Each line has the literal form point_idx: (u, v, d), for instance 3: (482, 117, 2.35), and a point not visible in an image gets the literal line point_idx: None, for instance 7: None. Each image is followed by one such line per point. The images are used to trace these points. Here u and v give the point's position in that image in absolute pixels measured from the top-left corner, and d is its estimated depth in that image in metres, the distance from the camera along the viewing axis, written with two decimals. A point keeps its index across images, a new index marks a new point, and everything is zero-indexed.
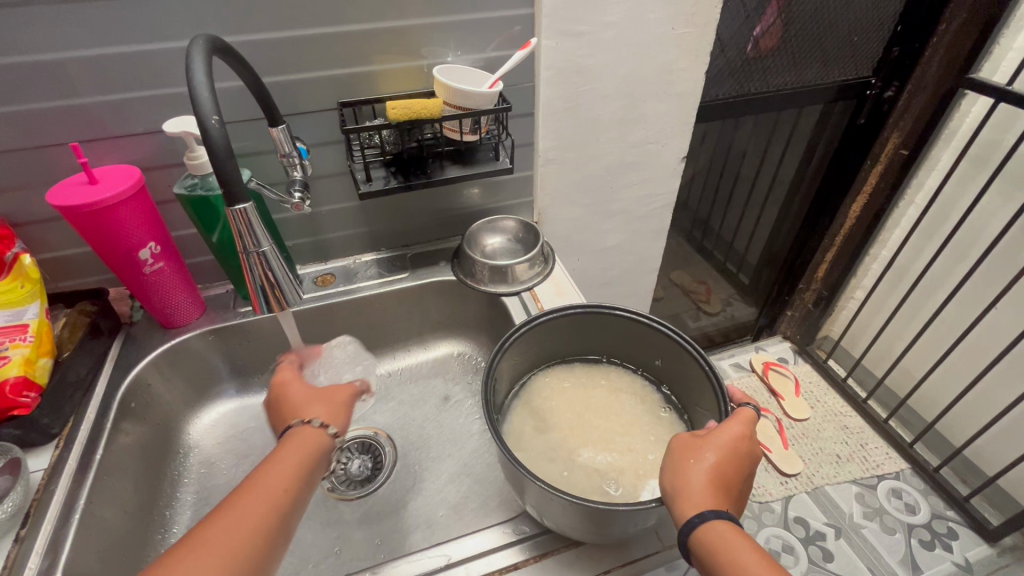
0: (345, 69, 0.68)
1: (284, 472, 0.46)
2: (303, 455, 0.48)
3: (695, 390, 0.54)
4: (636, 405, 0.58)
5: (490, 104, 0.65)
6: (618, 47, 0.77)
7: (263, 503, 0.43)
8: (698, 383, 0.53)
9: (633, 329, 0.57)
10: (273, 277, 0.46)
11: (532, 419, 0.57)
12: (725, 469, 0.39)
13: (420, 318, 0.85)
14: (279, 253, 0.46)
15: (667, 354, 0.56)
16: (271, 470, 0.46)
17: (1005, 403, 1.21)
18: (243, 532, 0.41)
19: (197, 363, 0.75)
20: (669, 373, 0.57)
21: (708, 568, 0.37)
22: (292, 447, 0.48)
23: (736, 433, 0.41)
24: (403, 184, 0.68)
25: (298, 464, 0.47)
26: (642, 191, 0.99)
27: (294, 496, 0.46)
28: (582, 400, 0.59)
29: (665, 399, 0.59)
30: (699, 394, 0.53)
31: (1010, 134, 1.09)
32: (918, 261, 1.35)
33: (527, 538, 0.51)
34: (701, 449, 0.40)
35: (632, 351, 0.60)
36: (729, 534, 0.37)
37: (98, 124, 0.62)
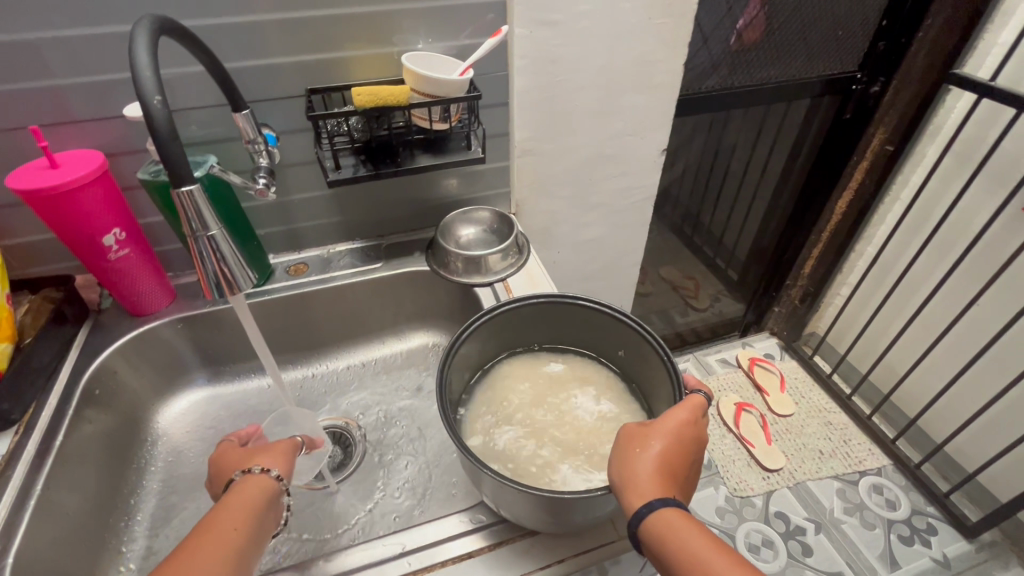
0: (314, 55, 0.67)
1: (233, 517, 0.46)
2: (254, 498, 0.49)
3: (655, 380, 0.53)
4: (599, 394, 0.58)
5: (460, 92, 0.64)
6: (593, 37, 0.77)
7: (219, 547, 0.44)
8: (657, 372, 0.52)
9: (596, 318, 0.57)
10: (227, 266, 0.45)
11: (493, 408, 0.57)
12: (672, 456, 0.39)
13: (395, 309, 0.85)
14: (230, 237, 0.44)
15: (629, 344, 0.56)
16: (221, 515, 0.46)
17: (986, 399, 1.21)
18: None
19: (167, 351, 0.74)
20: (632, 363, 0.57)
21: (659, 556, 0.37)
22: (239, 495, 0.48)
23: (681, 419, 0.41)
24: (372, 173, 0.68)
25: (248, 508, 0.48)
26: (622, 183, 0.99)
27: (249, 541, 0.46)
28: (544, 390, 0.59)
29: (629, 389, 0.58)
30: (659, 385, 0.52)
31: (993, 130, 1.09)
32: (903, 258, 1.35)
33: (483, 527, 0.50)
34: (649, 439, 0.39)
35: (596, 340, 0.60)
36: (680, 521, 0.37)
37: (60, 107, 0.61)
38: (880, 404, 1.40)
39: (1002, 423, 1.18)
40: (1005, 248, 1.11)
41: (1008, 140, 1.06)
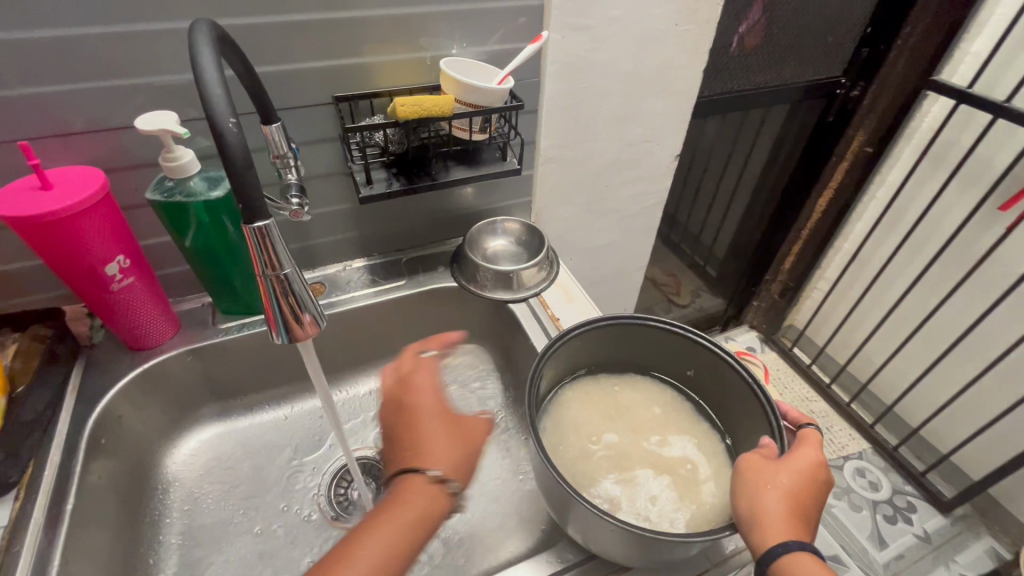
0: (341, 60, 0.62)
1: (401, 529, 0.42)
2: (424, 510, 0.44)
3: (733, 401, 0.52)
4: (668, 418, 0.56)
5: (500, 101, 0.61)
6: (622, 42, 0.74)
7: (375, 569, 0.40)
8: (738, 395, 0.51)
9: (666, 339, 0.55)
10: (301, 308, 0.40)
11: (565, 438, 0.54)
12: (802, 495, 0.38)
13: (418, 328, 0.80)
14: (302, 275, 0.40)
15: (702, 364, 0.54)
16: (391, 522, 0.42)
17: (959, 384, 1.30)
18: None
19: (176, 386, 0.67)
20: (702, 383, 0.56)
21: None
22: (410, 499, 0.44)
23: (811, 460, 0.40)
24: (408, 187, 0.63)
25: (417, 521, 0.43)
26: (635, 189, 0.98)
27: (410, 556, 0.42)
28: (612, 416, 0.56)
29: (696, 409, 0.57)
30: (739, 408, 0.51)
31: (967, 134, 1.17)
32: (879, 253, 1.42)
33: (573, 566, 0.48)
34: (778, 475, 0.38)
35: (660, 360, 0.58)
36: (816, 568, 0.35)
37: (51, 117, 0.53)
38: (860, 393, 1.48)
39: (976, 405, 1.28)
40: (978, 244, 1.19)
41: (981, 144, 1.13)
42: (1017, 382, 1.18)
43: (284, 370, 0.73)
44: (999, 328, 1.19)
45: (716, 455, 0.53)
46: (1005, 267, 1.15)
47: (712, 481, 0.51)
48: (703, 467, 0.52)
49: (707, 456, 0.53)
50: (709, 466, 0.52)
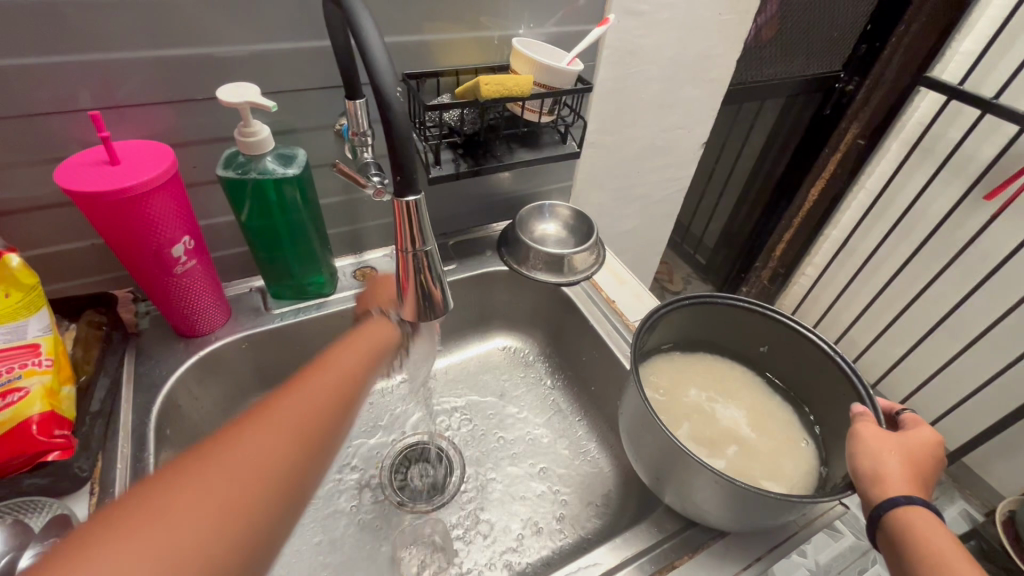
0: (410, 36, 0.60)
1: (364, 346, 0.49)
2: (378, 343, 0.51)
3: (813, 377, 0.54)
4: (744, 393, 0.58)
5: (570, 83, 0.61)
6: (671, 30, 0.76)
7: (313, 411, 0.40)
8: (820, 368, 0.53)
9: (744, 317, 0.56)
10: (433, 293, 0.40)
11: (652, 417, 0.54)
12: (918, 462, 0.40)
13: (463, 313, 0.79)
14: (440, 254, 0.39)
15: (780, 341, 0.56)
16: (354, 341, 0.49)
17: (939, 362, 1.40)
18: (217, 538, 0.31)
19: (231, 373, 0.64)
20: (777, 359, 0.57)
21: (899, 546, 0.38)
22: (369, 331, 0.52)
23: (926, 437, 0.42)
24: (475, 169, 0.63)
25: (375, 349, 0.50)
26: (663, 175, 1.00)
27: (357, 391, 0.46)
28: (691, 395, 0.57)
29: (770, 388, 0.59)
30: (820, 381, 0.53)
31: (954, 128, 1.25)
32: (867, 241, 1.51)
33: (672, 536, 0.50)
34: (890, 438, 0.41)
35: (732, 338, 0.59)
36: (937, 527, 0.38)
37: (117, 87, 0.49)
38: None
39: (952, 380, 1.39)
40: (963, 231, 1.28)
41: (968, 137, 1.22)
42: (993, 358, 1.28)
43: None
44: (980, 309, 1.29)
45: (795, 428, 0.55)
46: (986, 252, 1.24)
47: (794, 452, 0.53)
48: (786, 440, 0.54)
49: (786, 429, 0.55)
50: (790, 438, 0.54)
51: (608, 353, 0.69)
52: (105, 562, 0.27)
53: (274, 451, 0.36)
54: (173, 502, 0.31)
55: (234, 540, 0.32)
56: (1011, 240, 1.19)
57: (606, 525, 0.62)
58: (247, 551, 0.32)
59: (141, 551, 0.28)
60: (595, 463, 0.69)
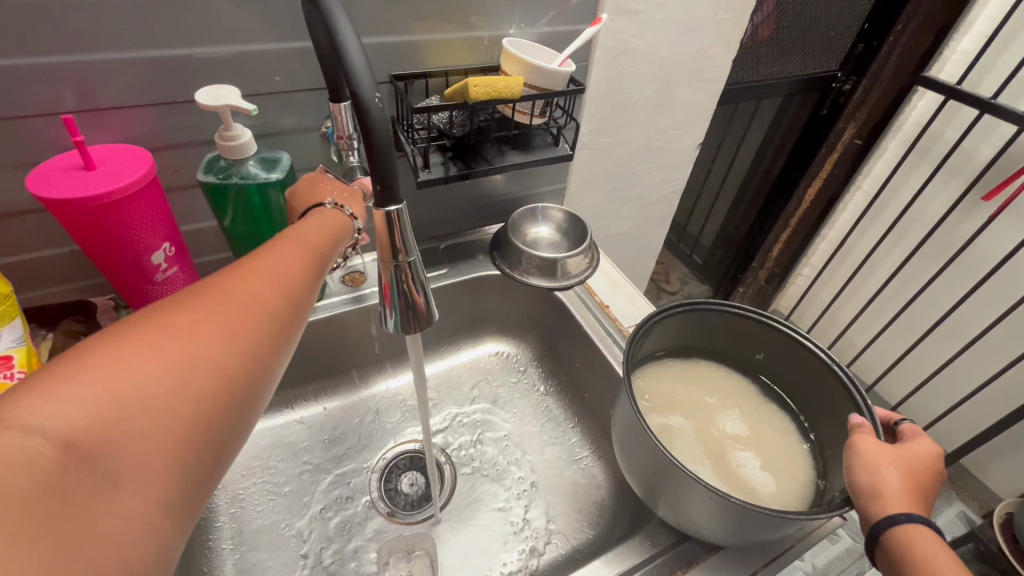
0: (398, 36, 0.58)
1: (321, 226, 0.44)
2: (335, 222, 0.46)
3: (811, 386, 0.53)
4: (740, 402, 0.57)
5: (561, 85, 0.60)
6: (665, 29, 0.74)
7: (266, 281, 0.36)
8: (817, 378, 0.52)
9: (740, 323, 0.55)
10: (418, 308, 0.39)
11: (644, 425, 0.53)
12: (917, 475, 0.39)
13: (455, 318, 0.78)
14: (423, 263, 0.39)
15: (775, 348, 0.55)
16: (308, 223, 0.44)
17: (936, 363, 1.40)
18: (186, 381, 0.29)
19: None
20: (773, 367, 0.56)
21: (897, 563, 0.37)
22: (323, 213, 0.47)
23: (925, 447, 0.41)
24: (465, 172, 0.61)
25: (331, 226, 0.46)
26: (658, 176, 0.99)
27: (318, 267, 0.41)
28: (685, 403, 0.56)
29: (767, 396, 0.57)
30: (817, 390, 0.52)
31: (951, 129, 1.25)
32: (864, 241, 1.50)
33: (666, 550, 0.49)
34: (888, 450, 0.40)
35: (728, 345, 0.58)
36: (936, 544, 0.37)
37: (92, 90, 0.47)
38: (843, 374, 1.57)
39: (950, 382, 1.38)
40: (960, 231, 1.27)
41: (966, 138, 1.21)
42: (990, 359, 1.28)
43: (325, 365, 0.71)
44: (976, 310, 1.28)
45: (792, 437, 0.54)
46: (982, 255, 1.24)
47: (790, 463, 0.52)
48: (782, 451, 0.53)
49: (783, 439, 0.54)
50: (786, 448, 0.53)
51: (601, 360, 0.68)
52: (65, 402, 0.25)
53: (225, 314, 0.33)
54: (132, 347, 0.29)
55: (174, 421, 0.28)
56: (1008, 241, 1.18)
57: (599, 535, 0.61)
58: (215, 405, 0.30)
59: (103, 395, 0.26)
60: (588, 471, 0.68)
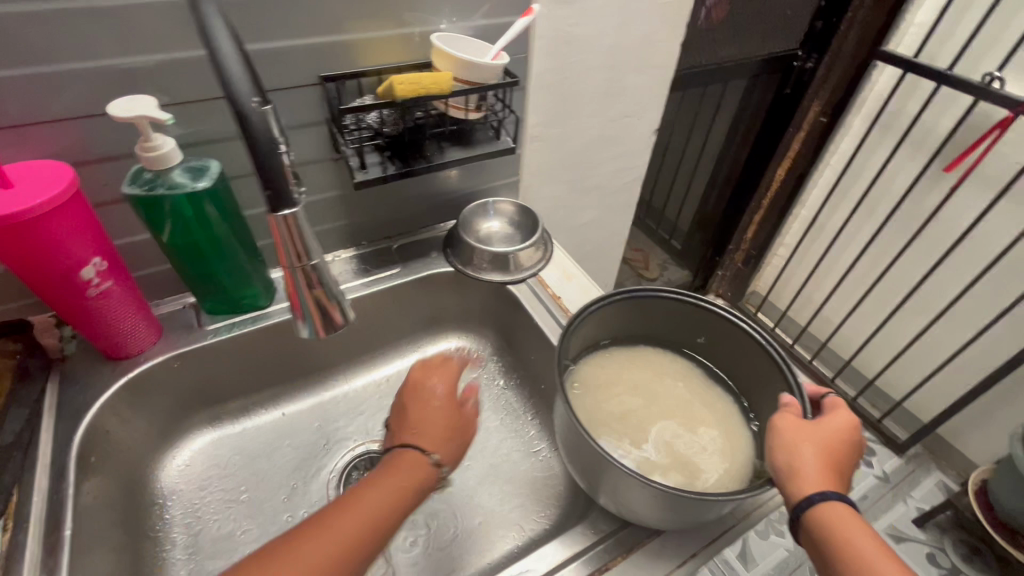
0: (326, 37, 0.58)
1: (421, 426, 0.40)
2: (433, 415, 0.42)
3: (749, 366, 0.54)
4: (683, 387, 0.57)
5: (496, 77, 0.59)
6: (606, 17, 0.74)
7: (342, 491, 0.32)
8: (752, 357, 0.52)
9: (678, 306, 0.55)
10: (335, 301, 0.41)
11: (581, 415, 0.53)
12: (834, 449, 0.40)
13: (411, 318, 0.78)
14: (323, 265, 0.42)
15: (715, 330, 0.55)
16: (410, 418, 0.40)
17: (908, 335, 1.41)
18: None
19: (166, 393, 0.63)
20: (714, 349, 0.57)
21: (821, 544, 0.38)
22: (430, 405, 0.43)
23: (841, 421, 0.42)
24: (404, 171, 0.61)
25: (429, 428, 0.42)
26: (616, 164, 0.98)
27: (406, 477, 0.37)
28: (629, 390, 0.56)
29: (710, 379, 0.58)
30: (756, 369, 0.53)
31: (911, 102, 1.25)
32: (834, 219, 1.51)
33: (607, 537, 0.49)
34: (805, 429, 0.40)
35: (670, 331, 0.59)
36: (856, 523, 0.38)
37: (7, 108, 0.47)
38: (821, 351, 1.58)
39: (924, 353, 1.39)
40: (924, 203, 1.28)
41: (926, 110, 1.21)
42: (959, 329, 1.29)
43: (281, 369, 0.71)
44: (944, 280, 1.29)
45: (735, 418, 0.54)
46: (948, 225, 1.25)
47: (732, 442, 0.53)
48: (723, 431, 0.53)
49: (727, 421, 0.54)
50: (727, 427, 0.54)
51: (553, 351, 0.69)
52: None
53: None
54: None
55: None
56: (971, 211, 1.19)
57: (554, 524, 0.62)
58: None
59: None
60: (545, 461, 0.69)
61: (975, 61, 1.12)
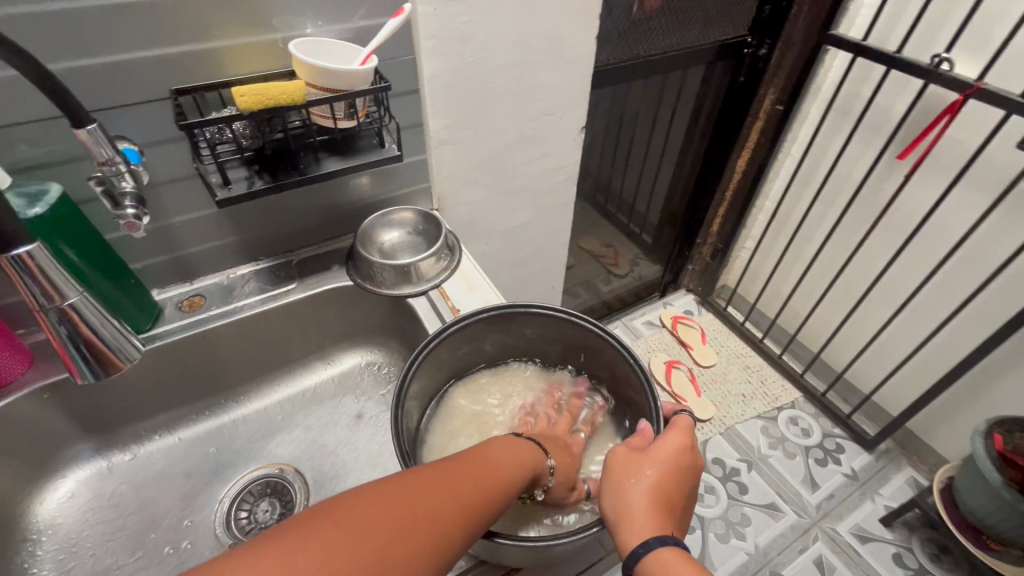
0: (174, 47, 0.53)
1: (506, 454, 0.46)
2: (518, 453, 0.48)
3: (617, 377, 0.60)
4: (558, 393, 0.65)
5: (364, 83, 0.56)
6: (504, 13, 0.70)
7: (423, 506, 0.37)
8: (619, 366, 0.59)
9: (549, 324, 0.61)
10: (89, 326, 0.47)
11: (449, 425, 0.62)
12: (660, 481, 0.43)
13: (316, 336, 0.76)
14: (91, 301, 0.47)
15: (587, 348, 0.61)
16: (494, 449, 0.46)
17: (874, 326, 1.36)
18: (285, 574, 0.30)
19: (34, 428, 0.61)
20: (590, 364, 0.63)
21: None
22: (514, 447, 0.48)
23: (671, 448, 0.45)
24: (271, 185, 0.58)
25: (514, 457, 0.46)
26: (544, 165, 0.94)
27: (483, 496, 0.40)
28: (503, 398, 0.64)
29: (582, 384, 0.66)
30: (623, 384, 0.58)
31: (867, 86, 1.20)
32: (797, 209, 1.46)
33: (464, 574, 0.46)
34: (631, 468, 0.44)
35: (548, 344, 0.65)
36: (678, 561, 0.40)
37: None
38: (789, 345, 1.54)
39: (891, 346, 1.34)
40: (883, 191, 1.23)
41: (879, 94, 1.16)
42: (924, 321, 1.24)
43: (174, 394, 0.69)
44: (908, 271, 1.24)
45: (608, 429, 0.61)
46: (906, 213, 1.20)
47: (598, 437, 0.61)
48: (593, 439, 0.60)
49: (600, 431, 0.61)
50: None
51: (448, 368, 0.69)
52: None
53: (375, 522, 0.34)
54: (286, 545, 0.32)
55: None
56: (930, 198, 1.14)
57: None
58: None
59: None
60: None
61: (927, 42, 1.06)
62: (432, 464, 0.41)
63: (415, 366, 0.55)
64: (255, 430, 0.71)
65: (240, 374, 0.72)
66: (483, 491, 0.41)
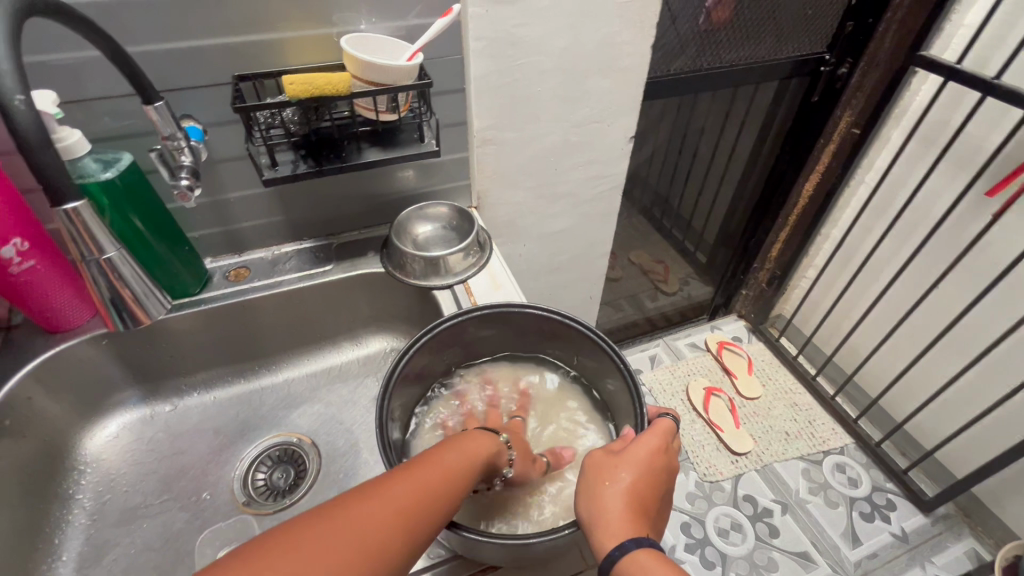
0: (239, 37, 0.58)
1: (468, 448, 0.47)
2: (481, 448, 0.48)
3: (611, 384, 0.59)
4: (558, 398, 0.65)
5: (407, 78, 0.58)
6: (557, 17, 0.70)
7: (380, 519, 0.38)
8: (613, 375, 0.58)
9: (546, 325, 0.62)
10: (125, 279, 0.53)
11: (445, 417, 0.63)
12: (635, 484, 0.44)
13: (343, 317, 0.79)
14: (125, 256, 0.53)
15: (584, 352, 0.61)
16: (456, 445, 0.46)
17: (944, 377, 1.24)
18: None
19: (91, 370, 0.68)
20: (587, 369, 0.63)
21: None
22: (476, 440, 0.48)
23: (646, 449, 0.46)
24: (314, 169, 0.62)
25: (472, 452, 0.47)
26: (588, 172, 0.94)
27: (441, 500, 0.41)
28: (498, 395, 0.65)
29: (581, 389, 0.65)
30: (618, 393, 0.58)
31: (957, 114, 1.10)
32: (868, 240, 1.36)
33: (440, 563, 0.48)
34: (604, 468, 0.45)
35: (547, 345, 0.65)
36: (650, 560, 0.40)
37: None
38: (844, 385, 1.43)
39: (962, 401, 1.21)
40: (967, 229, 1.12)
41: (972, 123, 1.06)
42: (1004, 378, 1.11)
43: (211, 355, 0.74)
44: (989, 319, 1.12)
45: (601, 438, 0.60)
46: (992, 255, 1.08)
47: (590, 441, 0.61)
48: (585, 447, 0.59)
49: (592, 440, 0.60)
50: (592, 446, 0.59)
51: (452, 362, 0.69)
52: None
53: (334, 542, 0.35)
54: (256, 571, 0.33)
55: None
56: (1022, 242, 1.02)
57: None
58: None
59: None
60: None
61: None
62: (390, 473, 0.41)
63: (408, 355, 0.56)
64: (281, 398, 0.76)
65: (270, 345, 0.77)
66: (443, 495, 0.42)
